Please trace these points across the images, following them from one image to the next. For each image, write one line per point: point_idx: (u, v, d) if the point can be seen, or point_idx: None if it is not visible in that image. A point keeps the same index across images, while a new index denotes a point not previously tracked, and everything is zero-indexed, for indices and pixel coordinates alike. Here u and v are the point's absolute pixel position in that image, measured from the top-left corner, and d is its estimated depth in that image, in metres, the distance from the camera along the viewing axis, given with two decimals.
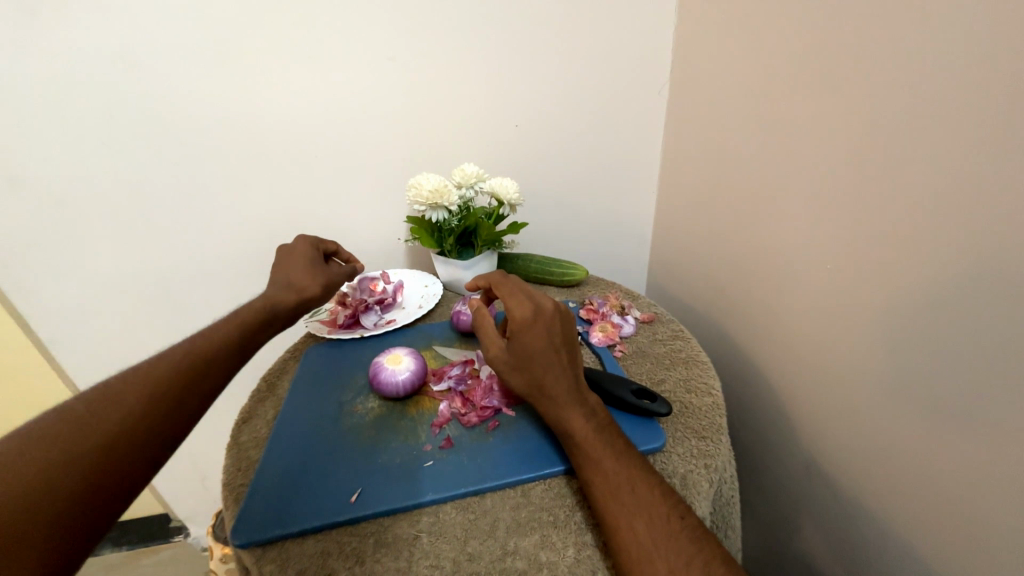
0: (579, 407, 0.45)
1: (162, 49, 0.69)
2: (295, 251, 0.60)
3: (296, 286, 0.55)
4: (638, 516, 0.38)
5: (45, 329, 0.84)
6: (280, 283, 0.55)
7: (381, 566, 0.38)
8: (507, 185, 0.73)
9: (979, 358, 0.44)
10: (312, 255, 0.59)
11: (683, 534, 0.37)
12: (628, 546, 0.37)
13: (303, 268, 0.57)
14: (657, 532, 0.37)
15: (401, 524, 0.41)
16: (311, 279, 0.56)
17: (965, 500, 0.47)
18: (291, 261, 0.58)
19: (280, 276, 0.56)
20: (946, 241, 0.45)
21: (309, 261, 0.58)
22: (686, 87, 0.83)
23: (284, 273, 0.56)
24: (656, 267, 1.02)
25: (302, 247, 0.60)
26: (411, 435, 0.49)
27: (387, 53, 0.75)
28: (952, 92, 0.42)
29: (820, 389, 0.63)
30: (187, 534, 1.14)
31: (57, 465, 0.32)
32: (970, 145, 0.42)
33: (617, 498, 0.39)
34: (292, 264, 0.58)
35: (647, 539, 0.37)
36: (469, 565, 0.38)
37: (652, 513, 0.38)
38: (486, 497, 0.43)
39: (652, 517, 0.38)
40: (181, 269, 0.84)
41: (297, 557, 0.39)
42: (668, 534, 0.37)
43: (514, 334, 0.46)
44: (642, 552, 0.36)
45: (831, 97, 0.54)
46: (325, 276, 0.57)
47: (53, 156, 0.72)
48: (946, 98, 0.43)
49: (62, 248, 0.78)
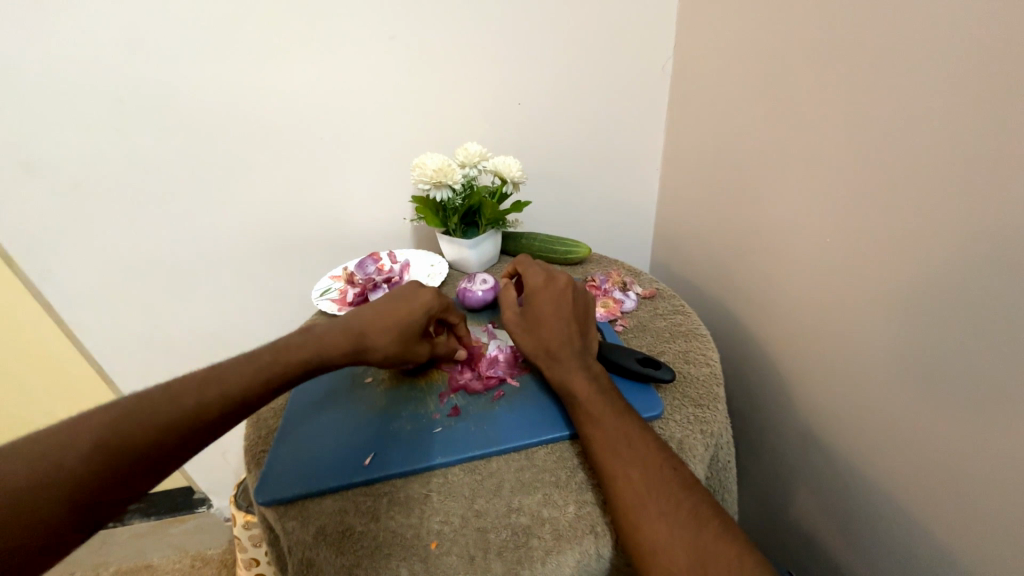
0: (582, 372, 0.47)
1: (165, 35, 0.69)
2: (410, 298, 0.52)
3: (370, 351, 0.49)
4: (634, 471, 0.40)
5: (66, 311, 0.87)
6: (357, 330, 0.49)
7: (394, 522, 0.41)
8: (510, 164, 0.74)
9: (971, 324, 0.45)
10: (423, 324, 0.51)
11: (676, 487, 0.39)
12: (624, 499, 0.39)
13: (391, 330, 0.50)
14: (653, 485, 0.39)
15: (412, 485, 0.44)
16: (384, 348, 0.49)
17: (955, 463, 0.49)
18: (394, 308, 0.51)
19: (366, 319, 0.50)
20: (943, 213, 0.45)
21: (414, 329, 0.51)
22: (689, 61, 0.82)
23: (386, 322, 0.50)
24: (659, 244, 1.03)
25: (418, 299, 0.52)
26: (420, 405, 0.52)
27: (387, 32, 0.75)
28: (949, 62, 0.42)
29: (818, 362, 0.65)
30: (210, 505, 1.19)
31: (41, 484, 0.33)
32: (966, 116, 0.42)
33: (615, 456, 0.41)
34: (392, 315, 0.50)
35: (644, 492, 0.39)
36: (476, 520, 0.41)
37: (647, 468, 0.40)
38: (491, 460, 0.46)
39: (648, 471, 0.40)
40: (194, 252, 0.86)
41: (316, 515, 0.42)
42: (662, 487, 0.39)
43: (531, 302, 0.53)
44: (639, 504, 0.39)
45: (832, 68, 0.54)
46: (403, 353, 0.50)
47: (65, 144, 0.74)
48: (944, 68, 0.43)
49: (79, 234, 0.81)
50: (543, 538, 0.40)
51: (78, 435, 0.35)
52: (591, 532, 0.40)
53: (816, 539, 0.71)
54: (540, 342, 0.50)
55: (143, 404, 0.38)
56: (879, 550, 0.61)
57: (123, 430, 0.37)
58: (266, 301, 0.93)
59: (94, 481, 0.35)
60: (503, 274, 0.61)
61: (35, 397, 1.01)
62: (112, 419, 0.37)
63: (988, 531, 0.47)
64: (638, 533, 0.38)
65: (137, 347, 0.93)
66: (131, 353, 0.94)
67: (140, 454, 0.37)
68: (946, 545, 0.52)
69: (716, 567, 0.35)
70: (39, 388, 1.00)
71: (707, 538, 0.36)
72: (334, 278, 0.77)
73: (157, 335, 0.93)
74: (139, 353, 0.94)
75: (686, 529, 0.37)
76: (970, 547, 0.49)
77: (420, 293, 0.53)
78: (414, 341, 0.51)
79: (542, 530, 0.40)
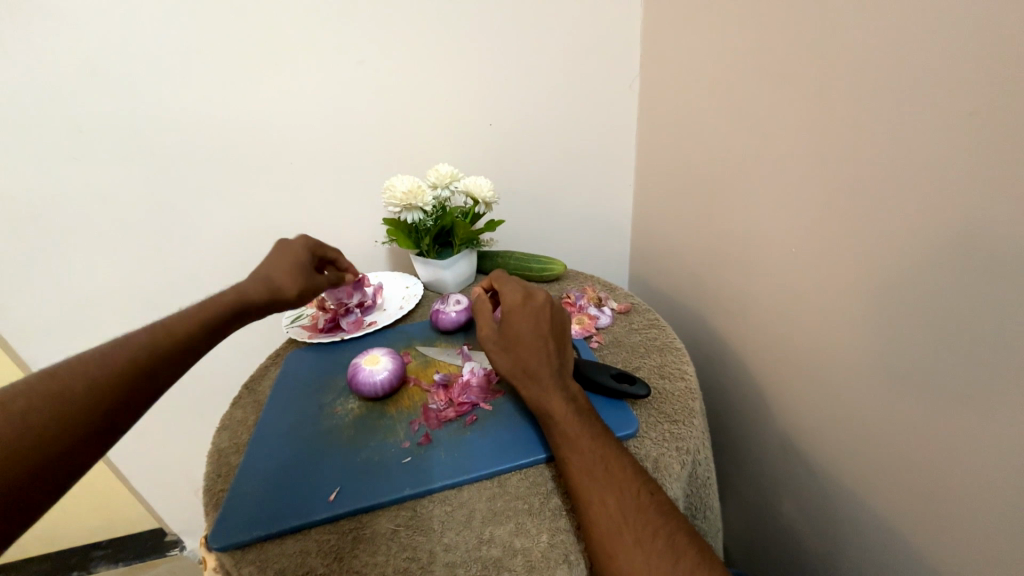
0: (560, 391, 0.47)
1: (134, 60, 0.69)
2: (288, 248, 0.58)
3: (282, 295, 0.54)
4: (611, 493, 0.39)
5: (26, 346, 0.83)
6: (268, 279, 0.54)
7: (359, 561, 0.39)
8: (481, 183, 0.74)
9: (936, 329, 0.45)
10: (303, 256, 0.57)
11: (653, 510, 0.38)
12: (601, 524, 0.38)
13: (290, 268, 0.55)
14: (628, 508, 0.38)
15: (380, 519, 0.42)
16: (294, 284, 0.55)
17: (933, 471, 0.49)
18: (280, 256, 0.57)
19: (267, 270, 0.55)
20: (904, 221, 0.46)
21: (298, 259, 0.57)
22: (656, 79, 0.84)
23: (271, 265, 0.56)
24: (635, 258, 1.03)
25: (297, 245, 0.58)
26: (389, 433, 0.50)
27: (358, 57, 0.75)
28: (905, 79, 0.44)
29: (795, 372, 0.65)
30: (182, 547, 1.14)
31: (57, 400, 0.33)
32: (922, 131, 0.43)
33: (591, 477, 0.40)
34: (285, 261, 0.56)
35: (619, 515, 0.38)
36: (445, 555, 0.39)
37: (624, 490, 0.39)
38: (463, 489, 0.44)
39: (624, 494, 0.39)
40: (165, 281, 0.84)
41: (276, 558, 0.40)
42: (639, 509, 0.38)
43: (506, 316, 0.51)
44: (613, 529, 0.37)
45: (795, 85, 0.56)
46: (308, 283, 0.56)
47: (26, 170, 0.71)
48: (899, 82, 0.44)
49: (41, 264, 0.77)
50: (513, 571, 0.38)
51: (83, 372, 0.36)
52: (564, 561, 0.38)
53: (803, 554, 0.70)
54: (518, 361, 0.49)
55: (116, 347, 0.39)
56: (864, 562, 0.60)
57: (85, 378, 0.36)
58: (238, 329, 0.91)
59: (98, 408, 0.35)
60: (479, 287, 0.60)
61: None
62: (109, 357, 0.38)
63: (969, 539, 0.47)
64: (613, 559, 0.36)
65: None
66: None
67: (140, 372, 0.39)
68: (928, 556, 0.51)
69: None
70: None
71: (685, 569, 0.35)
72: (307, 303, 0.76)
73: None
74: None
75: (662, 554, 0.36)
76: (951, 558, 0.49)
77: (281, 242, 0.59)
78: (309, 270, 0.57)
79: (514, 562, 0.38)
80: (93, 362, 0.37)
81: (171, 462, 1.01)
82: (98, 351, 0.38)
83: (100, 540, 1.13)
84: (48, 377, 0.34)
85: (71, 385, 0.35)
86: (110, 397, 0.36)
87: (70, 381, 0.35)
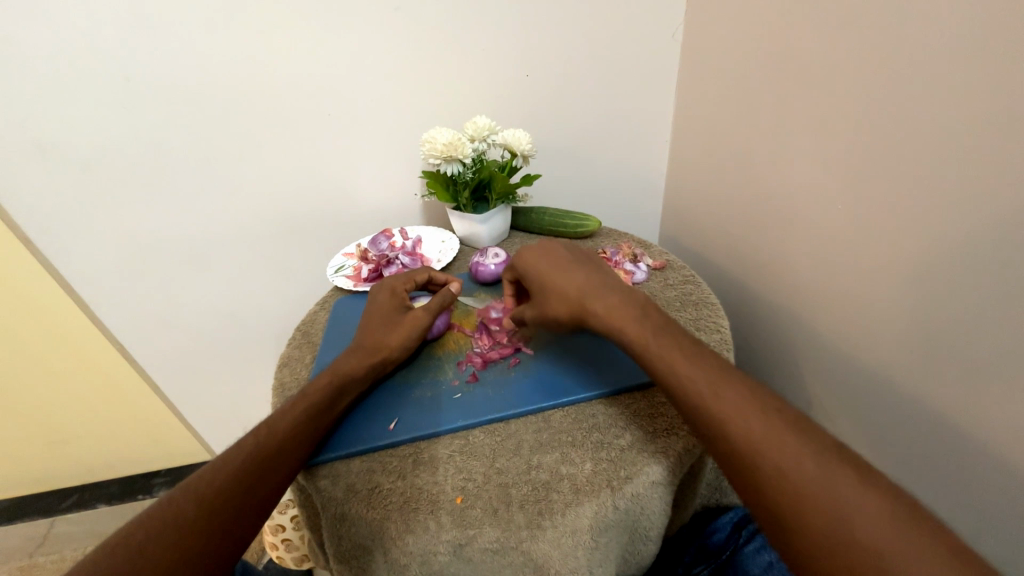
0: (640, 320, 0.47)
1: (172, 7, 0.69)
2: (378, 305, 0.57)
3: (375, 349, 0.52)
4: (731, 400, 0.40)
5: (87, 289, 0.89)
6: (363, 344, 0.52)
7: (421, 480, 0.43)
8: (520, 137, 0.73)
9: (998, 286, 0.46)
10: (393, 305, 0.56)
11: (776, 410, 0.39)
12: (731, 422, 0.39)
13: (381, 324, 0.54)
14: (758, 424, 0.38)
15: (435, 446, 0.46)
16: (390, 335, 0.52)
17: (981, 419, 0.50)
18: (370, 316, 0.56)
19: (358, 338, 0.53)
20: (980, 177, 0.45)
21: (384, 312, 0.55)
22: (702, 25, 0.80)
23: (361, 331, 0.54)
24: (667, 216, 1.03)
25: (383, 299, 0.57)
26: (438, 372, 0.53)
27: (392, 3, 0.74)
28: (995, 24, 0.42)
29: (836, 330, 0.66)
30: None
31: (184, 510, 0.37)
32: (1007, 82, 0.42)
33: (701, 388, 0.41)
34: (374, 321, 0.55)
35: (757, 444, 0.37)
36: (498, 477, 0.43)
37: (744, 396, 0.40)
38: (510, 423, 0.48)
39: (746, 399, 0.39)
40: (210, 230, 0.87)
41: (346, 474, 0.45)
42: (765, 413, 0.38)
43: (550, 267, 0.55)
44: (744, 431, 0.38)
45: (859, 31, 0.53)
46: (402, 328, 0.53)
47: (78, 122, 0.74)
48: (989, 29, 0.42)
49: (96, 213, 0.82)
50: (562, 493, 0.41)
51: (207, 483, 0.39)
52: (607, 486, 0.42)
53: None
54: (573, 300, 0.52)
55: (231, 455, 0.41)
56: None
57: (203, 489, 0.38)
58: (278, 277, 0.95)
59: (219, 512, 0.38)
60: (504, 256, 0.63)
61: (52, 381, 1.02)
62: (228, 464, 0.41)
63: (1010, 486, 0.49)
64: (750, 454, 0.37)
65: (156, 324, 0.95)
66: (154, 330, 0.96)
67: (252, 474, 0.40)
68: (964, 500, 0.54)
69: (863, 515, 0.33)
70: (59, 372, 1.00)
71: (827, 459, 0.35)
72: (348, 255, 0.79)
73: (177, 314, 0.95)
74: (160, 329, 0.96)
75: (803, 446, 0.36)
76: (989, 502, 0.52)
77: (371, 299, 0.59)
78: (402, 315, 0.55)
79: (561, 485, 0.42)
80: (210, 471, 0.40)
81: (221, 399, 1.09)
82: (218, 458, 0.41)
83: (160, 468, 1.23)
84: (180, 494, 0.38)
85: (190, 499, 0.38)
86: (227, 502, 0.38)
87: (191, 496, 0.38)
